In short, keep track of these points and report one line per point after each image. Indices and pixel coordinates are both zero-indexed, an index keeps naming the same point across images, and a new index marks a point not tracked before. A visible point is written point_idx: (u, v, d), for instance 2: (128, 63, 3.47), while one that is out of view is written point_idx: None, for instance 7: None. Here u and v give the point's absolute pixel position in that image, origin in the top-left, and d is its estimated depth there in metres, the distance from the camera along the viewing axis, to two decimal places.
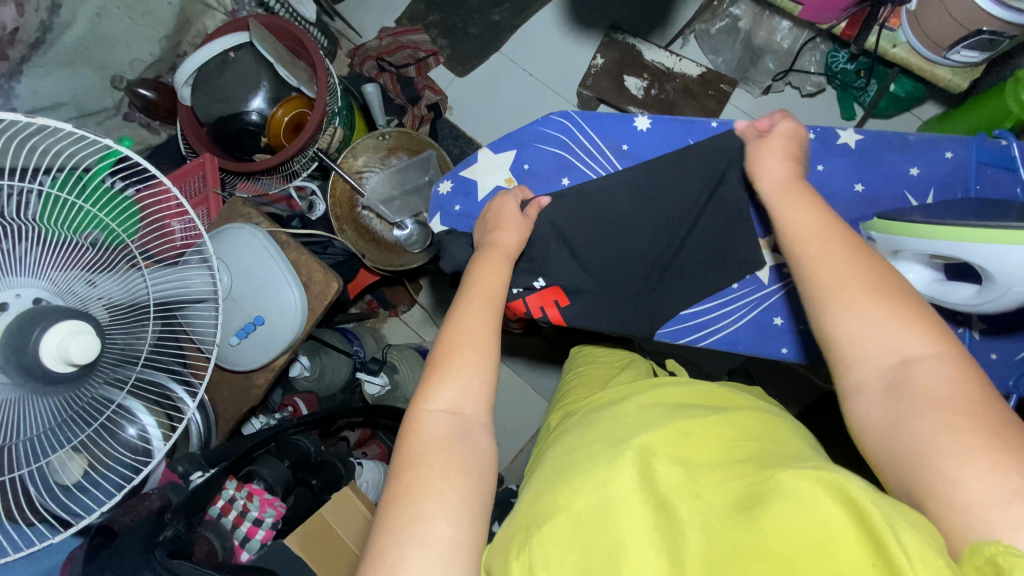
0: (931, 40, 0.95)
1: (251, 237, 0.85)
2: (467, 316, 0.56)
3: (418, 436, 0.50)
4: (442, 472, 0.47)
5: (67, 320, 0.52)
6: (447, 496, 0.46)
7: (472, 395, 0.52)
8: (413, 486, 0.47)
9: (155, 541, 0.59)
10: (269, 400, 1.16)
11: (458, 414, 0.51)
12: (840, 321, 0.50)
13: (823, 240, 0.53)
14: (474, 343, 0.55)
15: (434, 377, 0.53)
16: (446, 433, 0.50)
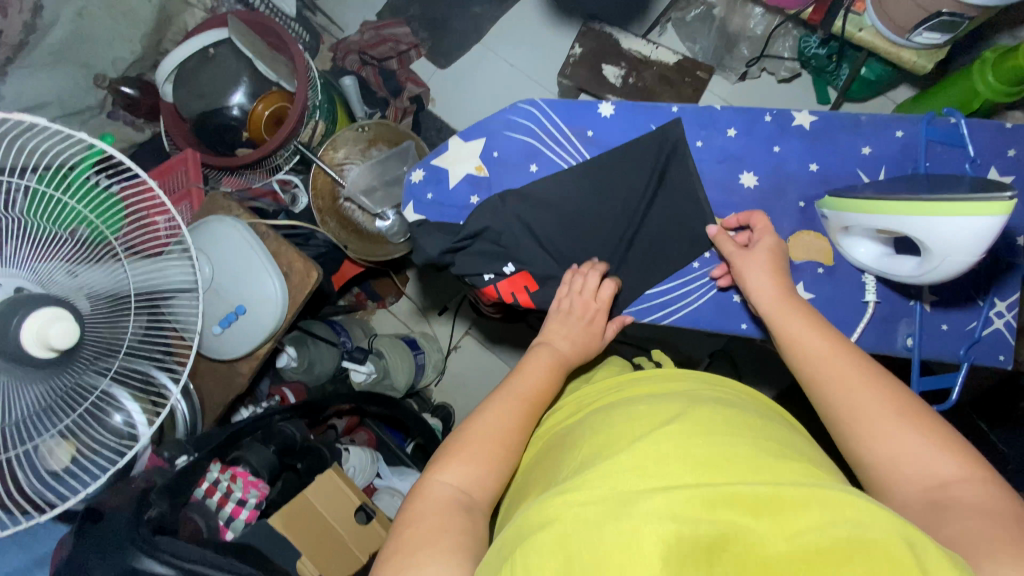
0: (894, 23, 0.97)
1: (231, 229, 0.87)
2: (499, 405, 0.58)
3: (424, 499, 0.52)
4: (439, 532, 0.48)
5: (46, 307, 0.54)
6: (444, 550, 0.47)
7: (482, 476, 0.54)
8: (414, 538, 0.48)
9: (139, 519, 0.61)
10: (257, 391, 1.20)
11: (465, 493, 0.52)
12: (877, 449, 0.51)
13: (813, 357, 0.57)
14: (501, 433, 0.56)
15: (450, 454, 0.55)
16: (452, 501, 0.51)
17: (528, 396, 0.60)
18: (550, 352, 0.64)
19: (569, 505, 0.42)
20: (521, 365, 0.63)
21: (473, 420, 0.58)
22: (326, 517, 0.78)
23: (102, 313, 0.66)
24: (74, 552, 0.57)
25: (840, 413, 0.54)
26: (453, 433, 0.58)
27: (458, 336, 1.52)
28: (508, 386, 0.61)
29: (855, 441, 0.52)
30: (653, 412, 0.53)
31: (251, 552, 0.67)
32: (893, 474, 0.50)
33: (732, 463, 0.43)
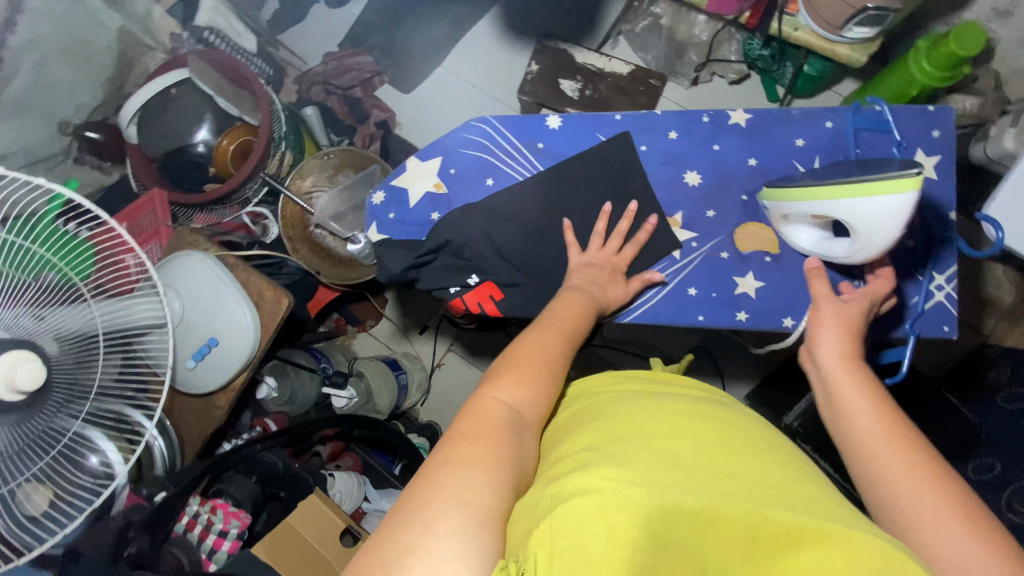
0: (827, 21, 1.02)
1: (199, 263, 0.88)
2: (542, 335, 0.61)
3: (480, 412, 0.52)
4: (489, 447, 0.48)
5: (10, 351, 0.55)
6: (481, 470, 0.46)
7: (533, 401, 0.55)
8: (468, 452, 0.47)
9: (116, 558, 0.62)
10: (238, 423, 1.18)
11: (517, 414, 0.53)
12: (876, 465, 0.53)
13: (859, 432, 0.54)
14: (545, 359, 0.58)
15: (503, 375, 0.56)
16: (506, 418, 0.51)
17: (570, 332, 0.62)
18: (585, 295, 0.67)
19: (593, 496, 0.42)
20: (554, 304, 0.66)
21: (520, 345, 0.60)
22: (310, 542, 0.78)
23: (70, 355, 0.68)
24: None
25: (864, 483, 0.51)
26: (497, 361, 0.59)
27: (440, 353, 1.53)
28: (543, 324, 0.63)
29: (878, 510, 0.49)
30: (687, 408, 0.56)
31: None
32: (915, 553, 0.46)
33: (742, 472, 0.46)
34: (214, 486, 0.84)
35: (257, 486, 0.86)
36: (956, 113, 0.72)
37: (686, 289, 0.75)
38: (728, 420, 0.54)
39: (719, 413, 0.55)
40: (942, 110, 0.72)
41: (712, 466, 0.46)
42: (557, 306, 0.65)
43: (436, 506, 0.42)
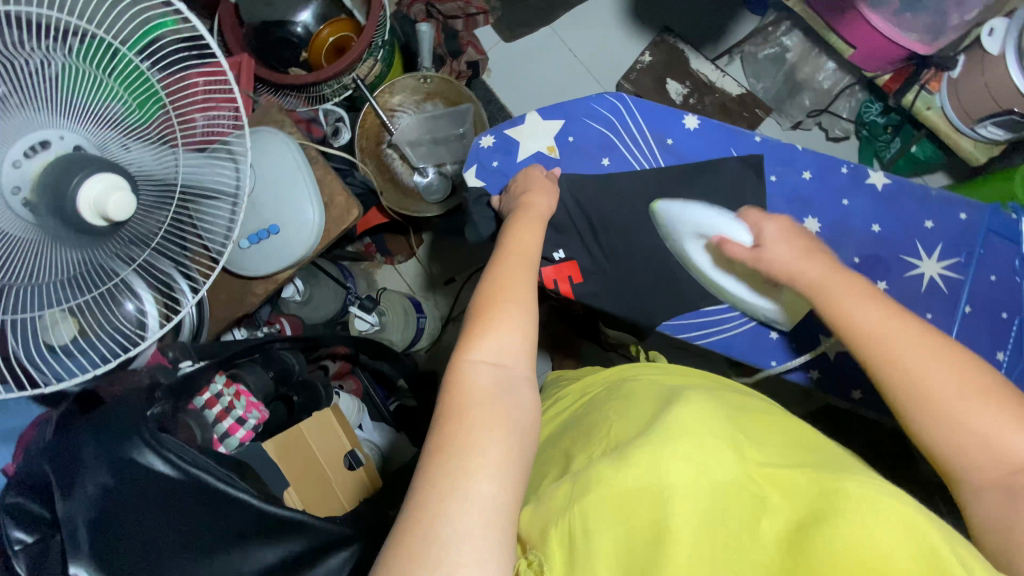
0: (965, 112, 1.01)
1: (282, 146, 0.85)
2: (509, 275, 0.58)
3: (465, 382, 0.49)
4: (487, 426, 0.46)
5: (105, 173, 0.52)
6: (491, 446, 0.44)
7: (516, 351, 0.52)
8: (455, 438, 0.45)
9: (145, 415, 0.59)
10: (257, 314, 1.12)
11: (502, 365, 0.51)
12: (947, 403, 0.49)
13: (882, 340, 0.53)
14: (507, 296, 0.55)
15: (477, 330, 0.52)
16: (491, 384, 0.49)
17: (529, 268, 0.59)
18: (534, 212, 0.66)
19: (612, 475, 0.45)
20: (512, 233, 0.63)
21: (489, 289, 0.56)
22: (317, 455, 0.77)
23: (148, 196, 0.63)
24: (71, 433, 0.56)
25: (904, 396, 0.50)
26: (469, 311, 0.55)
27: (458, 310, 1.52)
28: (507, 254, 0.61)
29: (921, 424, 0.50)
30: (674, 395, 0.55)
31: (246, 470, 0.66)
32: (959, 456, 0.48)
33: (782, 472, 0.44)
34: (232, 369, 0.80)
35: (271, 382, 0.84)
36: None
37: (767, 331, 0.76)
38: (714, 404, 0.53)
39: (735, 407, 0.54)
40: None
41: (701, 447, 0.46)
42: (533, 241, 0.63)
43: (441, 502, 0.41)
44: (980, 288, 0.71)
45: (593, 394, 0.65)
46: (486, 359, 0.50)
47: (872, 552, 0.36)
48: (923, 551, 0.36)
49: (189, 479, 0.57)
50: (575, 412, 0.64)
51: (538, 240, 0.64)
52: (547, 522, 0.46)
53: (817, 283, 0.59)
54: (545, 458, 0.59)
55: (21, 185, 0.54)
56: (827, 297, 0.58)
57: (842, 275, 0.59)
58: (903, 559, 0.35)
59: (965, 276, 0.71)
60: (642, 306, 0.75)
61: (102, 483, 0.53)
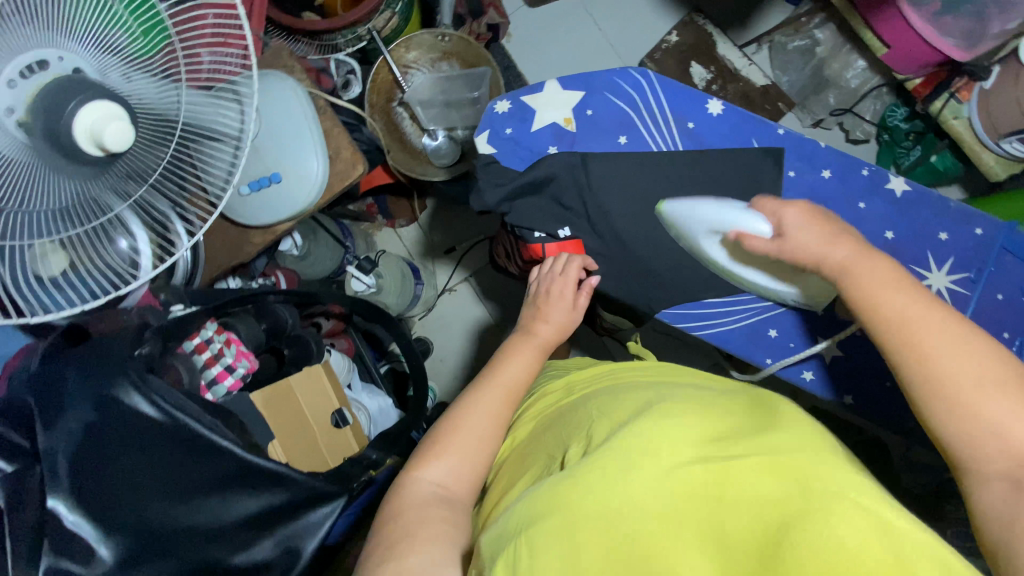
0: (991, 123, 0.98)
1: (289, 93, 0.82)
2: (483, 395, 0.59)
3: (408, 496, 0.51)
4: (422, 531, 0.47)
5: (104, 100, 0.49)
6: (429, 545, 0.46)
7: (462, 469, 0.54)
8: (399, 530, 0.48)
9: (132, 353, 0.58)
10: (253, 264, 1.09)
11: (445, 487, 0.52)
12: (950, 410, 0.46)
13: (907, 324, 0.50)
14: (478, 426, 0.56)
15: (429, 452, 0.55)
16: (431, 499, 0.51)
17: (510, 397, 0.60)
18: (526, 332, 0.65)
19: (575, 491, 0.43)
20: (501, 353, 0.64)
21: (459, 410, 0.57)
22: (304, 409, 0.77)
23: (147, 131, 0.61)
24: (55, 365, 0.55)
25: (921, 383, 0.48)
26: (426, 435, 0.58)
27: (455, 280, 1.50)
28: (487, 377, 0.61)
29: (938, 417, 0.47)
30: (653, 398, 0.54)
31: (231, 417, 0.65)
32: (972, 447, 0.45)
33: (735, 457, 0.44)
34: (224, 318, 0.79)
35: (263, 335, 0.83)
36: None
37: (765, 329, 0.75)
38: (690, 405, 0.52)
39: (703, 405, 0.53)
40: None
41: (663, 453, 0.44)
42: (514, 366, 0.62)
43: None
44: (986, 305, 0.70)
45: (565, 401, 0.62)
46: (435, 482, 0.52)
47: (844, 551, 0.35)
48: (881, 540, 0.36)
49: (173, 424, 0.56)
50: (558, 409, 0.61)
51: (530, 370, 0.63)
52: (503, 540, 0.42)
53: (840, 266, 0.55)
54: (529, 453, 0.57)
55: (14, 105, 0.51)
56: (841, 269, 0.55)
57: (870, 258, 0.55)
58: (871, 554, 0.35)
59: (974, 291, 0.70)
60: (644, 291, 0.74)
61: (85, 419, 0.52)
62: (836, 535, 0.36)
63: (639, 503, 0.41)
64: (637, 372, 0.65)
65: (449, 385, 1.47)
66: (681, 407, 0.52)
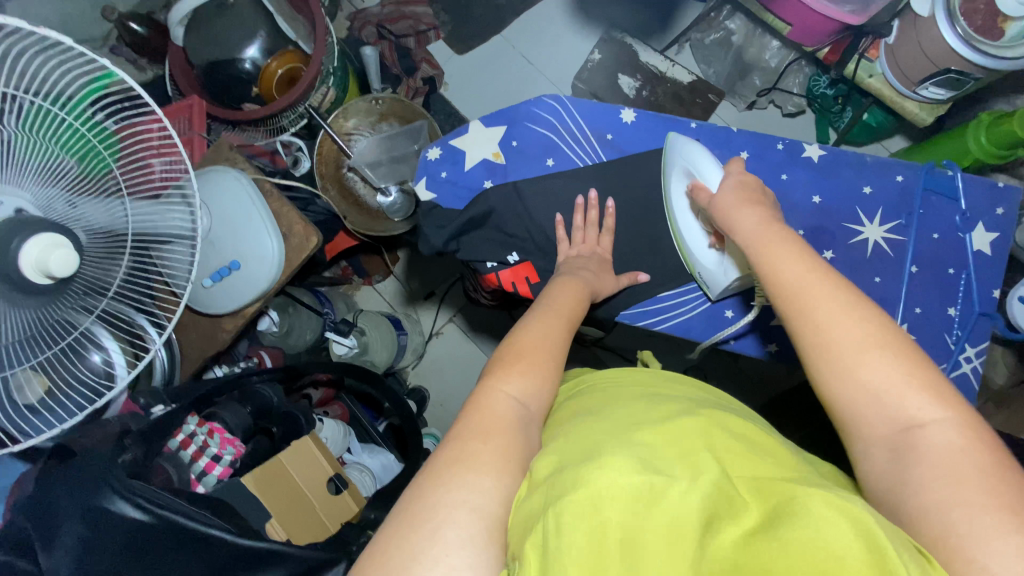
0: (905, 76, 1.03)
1: (235, 182, 0.86)
2: (544, 320, 0.60)
3: (485, 409, 0.50)
4: (493, 445, 0.46)
5: (46, 233, 0.53)
6: (486, 464, 0.45)
7: (539, 391, 0.53)
8: (467, 449, 0.46)
9: (115, 461, 0.60)
10: (234, 350, 1.15)
11: (523, 405, 0.52)
12: (843, 388, 0.49)
13: (793, 302, 0.53)
14: (547, 343, 0.57)
15: (508, 364, 0.54)
16: (513, 418, 0.50)
17: (568, 325, 0.61)
18: (579, 283, 0.67)
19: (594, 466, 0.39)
20: (553, 291, 0.65)
21: (519, 334, 0.58)
22: (298, 483, 0.78)
23: (97, 249, 0.64)
24: (40, 487, 0.56)
25: (813, 351, 0.51)
26: (500, 350, 0.57)
27: (441, 322, 1.52)
28: (544, 308, 0.62)
29: (829, 385, 0.50)
30: (656, 402, 0.51)
31: (222, 506, 0.66)
32: (857, 411, 0.48)
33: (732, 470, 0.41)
34: (208, 408, 0.81)
35: (250, 417, 0.84)
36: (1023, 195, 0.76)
37: (724, 310, 0.78)
38: (685, 405, 0.50)
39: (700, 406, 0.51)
40: (1011, 189, 0.75)
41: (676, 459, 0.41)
42: (558, 299, 0.63)
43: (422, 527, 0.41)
44: (924, 247, 0.74)
45: (563, 400, 0.61)
46: (515, 394, 0.52)
47: (824, 551, 0.33)
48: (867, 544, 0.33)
49: (164, 523, 0.58)
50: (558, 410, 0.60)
51: (580, 305, 0.64)
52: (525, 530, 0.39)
53: (756, 235, 0.58)
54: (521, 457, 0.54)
55: None
56: (758, 238, 0.58)
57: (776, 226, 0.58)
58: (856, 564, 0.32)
59: (908, 237, 0.74)
60: (602, 300, 0.77)
61: (79, 534, 0.53)
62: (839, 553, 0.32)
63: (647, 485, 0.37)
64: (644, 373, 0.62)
65: None
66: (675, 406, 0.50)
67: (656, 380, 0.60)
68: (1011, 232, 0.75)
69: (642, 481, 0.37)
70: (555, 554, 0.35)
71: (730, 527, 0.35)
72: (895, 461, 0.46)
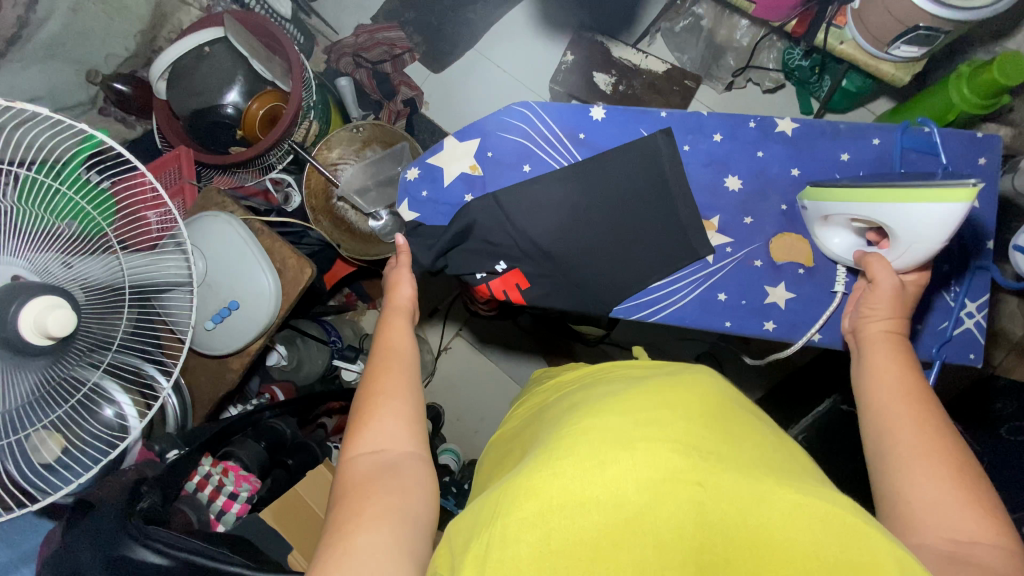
0: (875, 38, 1.02)
1: (226, 225, 0.88)
2: (386, 360, 0.60)
3: (345, 481, 0.50)
4: (367, 507, 0.47)
5: (43, 295, 0.55)
6: (371, 520, 0.46)
7: (396, 434, 0.53)
8: (339, 528, 0.46)
9: (131, 510, 0.62)
10: (246, 388, 1.17)
11: (381, 455, 0.52)
12: (897, 485, 0.50)
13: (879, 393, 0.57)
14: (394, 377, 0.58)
15: (357, 426, 0.54)
16: (372, 474, 0.50)
17: (404, 357, 0.61)
18: (399, 311, 0.68)
19: (549, 471, 0.39)
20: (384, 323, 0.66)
21: (370, 381, 0.58)
22: (318, 512, 0.78)
23: (96, 305, 0.66)
24: (65, 542, 0.58)
25: (875, 449, 0.54)
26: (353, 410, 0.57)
27: (448, 337, 1.52)
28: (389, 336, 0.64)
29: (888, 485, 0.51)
30: (629, 386, 0.51)
31: (243, 544, 0.67)
32: (907, 504, 0.48)
33: (710, 448, 0.40)
34: (224, 448, 0.83)
35: (265, 452, 0.85)
36: (1002, 142, 0.76)
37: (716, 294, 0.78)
38: (646, 388, 0.49)
39: (671, 382, 0.49)
40: (991, 138, 0.75)
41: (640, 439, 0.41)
42: (402, 339, 0.63)
43: None
44: None
45: (548, 400, 0.62)
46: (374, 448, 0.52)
47: (802, 554, 0.35)
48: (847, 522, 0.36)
49: (183, 565, 0.58)
50: (542, 408, 0.61)
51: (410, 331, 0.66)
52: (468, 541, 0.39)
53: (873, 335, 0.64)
54: (507, 456, 0.56)
55: None
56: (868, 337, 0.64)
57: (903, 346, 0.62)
58: (842, 557, 0.34)
59: None
60: (595, 298, 0.77)
61: None
62: (811, 543, 0.35)
63: (614, 483, 0.38)
64: (622, 365, 0.62)
65: (473, 441, 1.48)
66: (647, 389, 0.50)
67: (626, 371, 0.58)
68: (994, 182, 0.75)
69: (613, 478, 0.38)
70: (500, 563, 0.36)
71: (697, 516, 0.36)
72: (903, 527, 0.48)
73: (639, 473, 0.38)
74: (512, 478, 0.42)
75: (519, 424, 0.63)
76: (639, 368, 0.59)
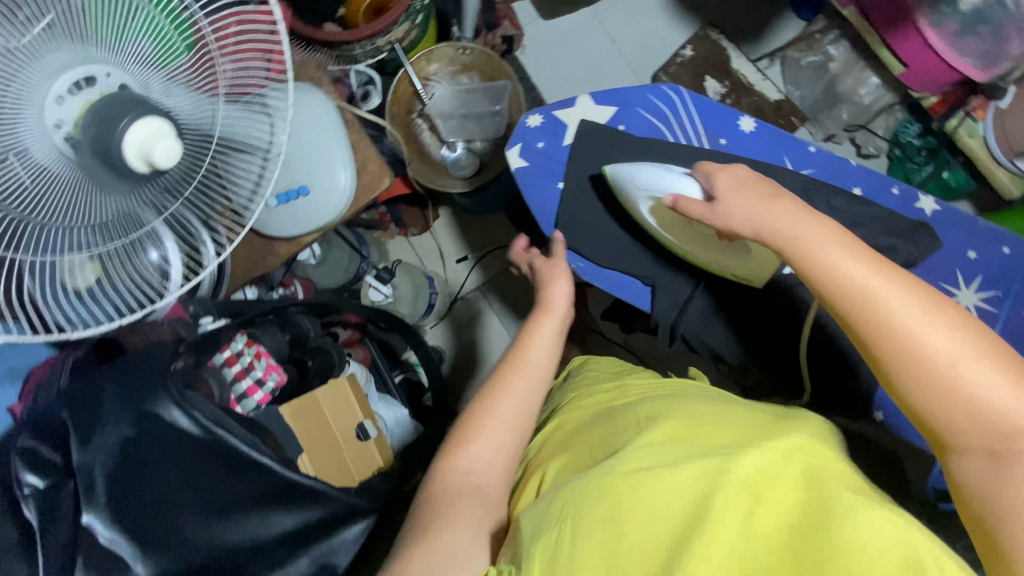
0: (1009, 142, 1.01)
1: (319, 105, 0.82)
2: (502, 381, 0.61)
3: (444, 477, 0.53)
4: (459, 507, 0.50)
5: (146, 119, 0.49)
6: (462, 524, 0.48)
7: (495, 443, 0.56)
8: (437, 520, 0.48)
9: (169, 368, 0.57)
10: (271, 274, 1.08)
11: (480, 470, 0.54)
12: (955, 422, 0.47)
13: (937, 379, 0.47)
14: (499, 392, 0.59)
15: (460, 439, 0.56)
16: (469, 479, 0.53)
17: (524, 373, 0.62)
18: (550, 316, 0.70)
19: (643, 485, 0.44)
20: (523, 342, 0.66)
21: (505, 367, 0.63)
22: (332, 426, 0.77)
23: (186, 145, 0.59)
24: (92, 380, 0.53)
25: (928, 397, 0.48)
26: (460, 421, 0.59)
27: (468, 288, 1.48)
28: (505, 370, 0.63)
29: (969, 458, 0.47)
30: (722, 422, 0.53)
31: (263, 432, 0.66)
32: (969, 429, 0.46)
33: (822, 491, 0.42)
34: (250, 329, 0.79)
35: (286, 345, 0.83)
36: None
37: None
38: (762, 434, 0.50)
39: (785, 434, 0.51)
40: None
41: (720, 489, 0.42)
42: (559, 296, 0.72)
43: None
44: (1010, 324, 0.79)
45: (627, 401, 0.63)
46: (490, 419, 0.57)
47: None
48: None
49: (212, 440, 0.56)
50: (622, 406, 0.63)
51: (546, 338, 0.66)
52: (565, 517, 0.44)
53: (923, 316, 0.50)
54: (586, 437, 0.59)
55: (64, 118, 0.50)
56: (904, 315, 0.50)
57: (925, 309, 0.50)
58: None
59: (997, 310, 0.80)
60: None
61: (124, 434, 0.51)
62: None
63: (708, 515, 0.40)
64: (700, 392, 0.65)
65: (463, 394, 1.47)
66: (754, 433, 0.50)
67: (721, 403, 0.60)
68: None
69: (714, 512, 0.40)
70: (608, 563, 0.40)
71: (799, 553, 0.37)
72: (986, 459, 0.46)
73: (731, 509, 0.40)
74: (613, 479, 0.45)
75: (597, 416, 0.64)
76: (725, 402, 0.62)
